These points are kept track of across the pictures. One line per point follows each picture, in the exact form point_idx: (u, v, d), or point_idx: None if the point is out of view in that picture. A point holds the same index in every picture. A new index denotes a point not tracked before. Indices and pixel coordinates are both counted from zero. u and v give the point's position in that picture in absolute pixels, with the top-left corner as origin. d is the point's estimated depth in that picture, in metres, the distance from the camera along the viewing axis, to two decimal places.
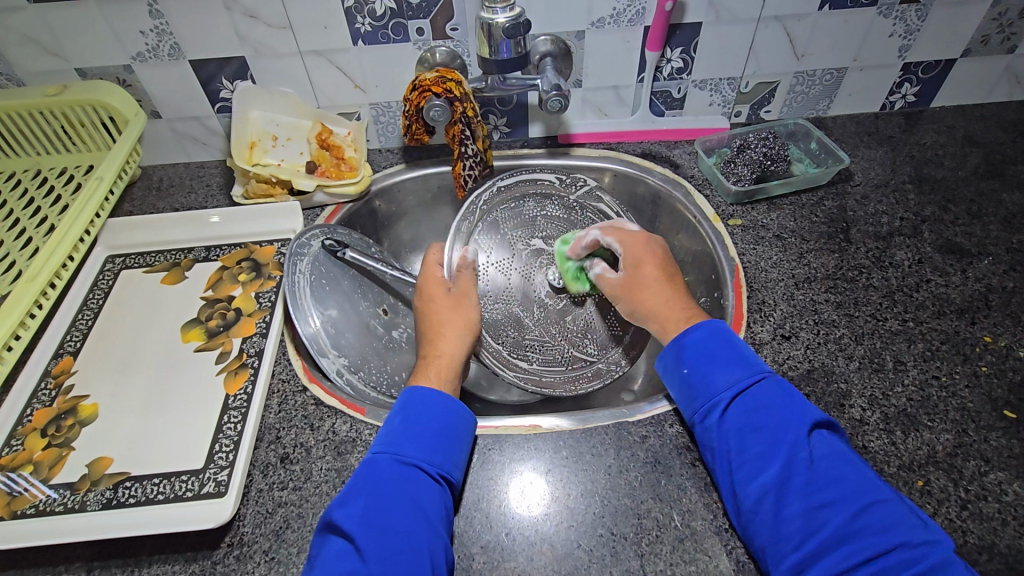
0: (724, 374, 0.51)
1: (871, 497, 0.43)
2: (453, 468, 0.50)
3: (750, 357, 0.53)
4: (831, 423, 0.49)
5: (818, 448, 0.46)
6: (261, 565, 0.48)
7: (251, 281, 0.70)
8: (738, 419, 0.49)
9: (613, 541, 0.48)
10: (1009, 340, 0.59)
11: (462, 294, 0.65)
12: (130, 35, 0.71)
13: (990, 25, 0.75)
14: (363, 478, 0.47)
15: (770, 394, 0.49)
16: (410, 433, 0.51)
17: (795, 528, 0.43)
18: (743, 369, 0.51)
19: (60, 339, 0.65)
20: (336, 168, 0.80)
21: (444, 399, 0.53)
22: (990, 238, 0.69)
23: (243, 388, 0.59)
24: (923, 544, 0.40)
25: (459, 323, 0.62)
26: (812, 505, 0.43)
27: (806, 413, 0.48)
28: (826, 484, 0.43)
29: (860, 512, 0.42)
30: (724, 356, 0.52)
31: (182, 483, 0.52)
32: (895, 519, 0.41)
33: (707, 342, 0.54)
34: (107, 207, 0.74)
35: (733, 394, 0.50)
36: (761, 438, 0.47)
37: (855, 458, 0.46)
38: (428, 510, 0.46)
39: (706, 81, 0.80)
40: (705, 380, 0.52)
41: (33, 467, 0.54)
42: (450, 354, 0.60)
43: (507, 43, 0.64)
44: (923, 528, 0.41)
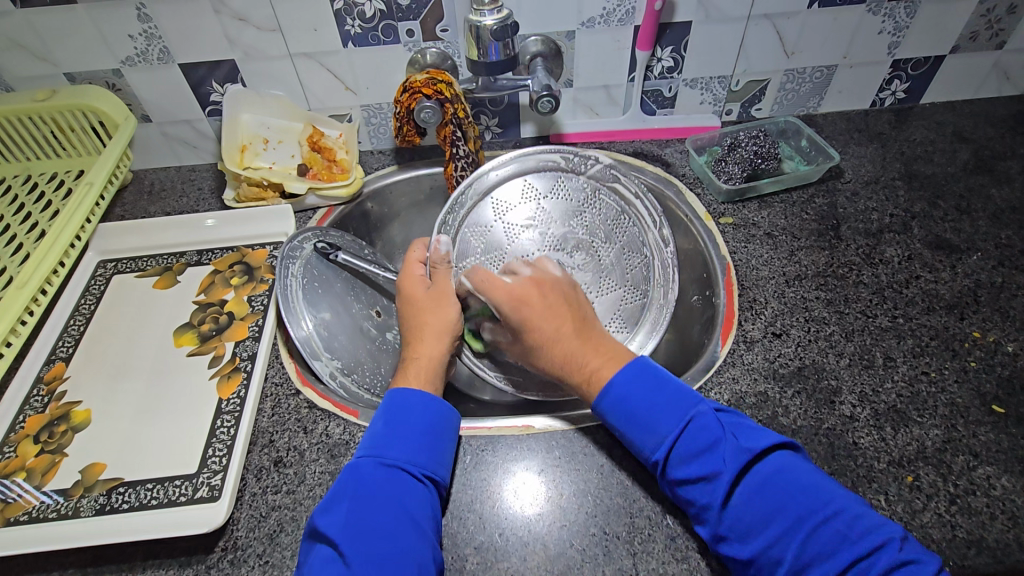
0: (652, 432, 0.48)
1: (815, 519, 0.42)
2: (438, 467, 0.51)
3: (673, 396, 0.50)
4: (771, 446, 0.46)
5: (753, 482, 0.45)
6: (255, 569, 0.48)
7: (243, 284, 0.70)
8: (679, 475, 0.47)
9: (605, 540, 0.49)
10: (997, 336, 0.59)
11: (440, 291, 0.62)
12: (118, 39, 0.71)
13: (978, 21, 0.75)
14: (347, 481, 0.47)
15: (698, 439, 0.47)
16: (394, 435, 0.50)
17: (759, 567, 0.43)
18: (667, 420, 0.48)
19: (52, 345, 0.65)
20: (328, 170, 0.80)
21: (422, 396, 0.54)
22: (979, 233, 0.69)
23: (236, 392, 0.59)
24: (874, 556, 0.40)
25: (437, 325, 0.60)
26: (768, 541, 0.42)
27: (740, 451, 0.46)
28: (771, 518, 0.43)
29: (809, 537, 0.42)
30: (644, 411, 0.49)
31: (176, 488, 0.53)
32: (841, 538, 0.41)
33: (627, 394, 0.50)
34: (98, 212, 0.74)
35: (666, 451, 0.47)
36: (701, 491, 0.45)
37: (799, 470, 0.45)
38: (413, 511, 0.46)
39: (697, 79, 0.80)
40: (637, 440, 0.49)
41: (26, 474, 0.54)
42: (427, 354, 0.59)
43: (495, 46, 0.64)
44: (868, 538, 0.41)
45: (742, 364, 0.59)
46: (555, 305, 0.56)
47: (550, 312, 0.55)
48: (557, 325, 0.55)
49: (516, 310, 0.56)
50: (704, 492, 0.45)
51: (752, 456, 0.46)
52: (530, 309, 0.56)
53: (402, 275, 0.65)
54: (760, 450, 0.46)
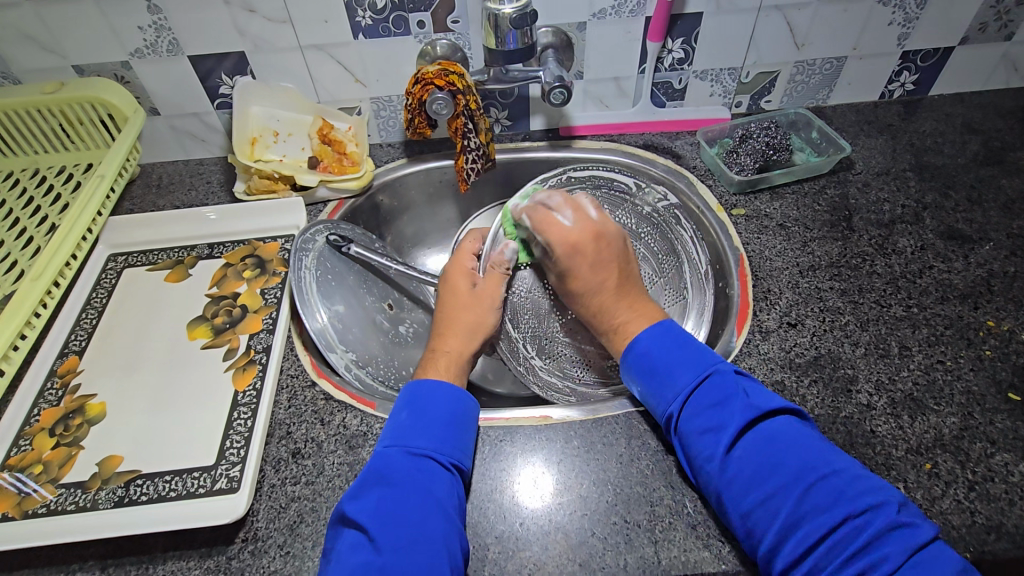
0: (670, 383, 0.52)
1: (815, 477, 0.43)
2: (463, 456, 0.51)
3: (692, 355, 0.53)
4: (779, 408, 0.48)
5: (757, 439, 0.46)
6: (276, 560, 0.48)
7: (256, 277, 0.70)
8: (691, 426, 0.49)
9: (626, 528, 0.49)
10: (1011, 324, 0.60)
11: (484, 292, 0.62)
12: (127, 31, 0.70)
13: (987, 12, 0.75)
14: (375, 468, 0.47)
15: (713, 394, 0.49)
16: (420, 425, 0.50)
17: (752, 521, 0.44)
18: (686, 374, 0.51)
19: (64, 338, 0.64)
20: (338, 163, 0.79)
21: (449, 388, 0.54)
22: (991, 224, 0.70)
23: (252, 384, 0.59)
24: (870, 517, 0.40)
25: (471, 324, 0.60)
26: (764, 495, 0.44)
27: (748, 404, 0.48)
28: (769, 474, 0.44)
29: (806, 491, 0.42)
30: (666, 365, 0.53)
31: (194, 479, 0.52)
32: (836, 496, 0.42)
33: (652, 351, 0.54)
34: (108, 205, 0.73)
35: (681, 402, 0.50)
36: (707, 442, 0.47)
37: (805, 436, 0.46)
38: (441, 498, 0.46)
39: (707, 71, 0.80)
40: (656, 392, 0.52)
41: (42, 467, 0.54)
42: (455, 350, 0.58)
43: (513, 34, 0.64)
44: (864, 499, 0.41)
45: (759, 354, 0.59)
46: (597, 266, 0.58)
47: (595, 269, 0.58)
48: (602, 279, 0.58)
49: (570, 260, 0.58)
50: (709, 443, 0.47)
51: (759, 414, 0.47)
52: (580, 265, 0.58)
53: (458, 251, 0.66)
54: (770, 411, 0.48)
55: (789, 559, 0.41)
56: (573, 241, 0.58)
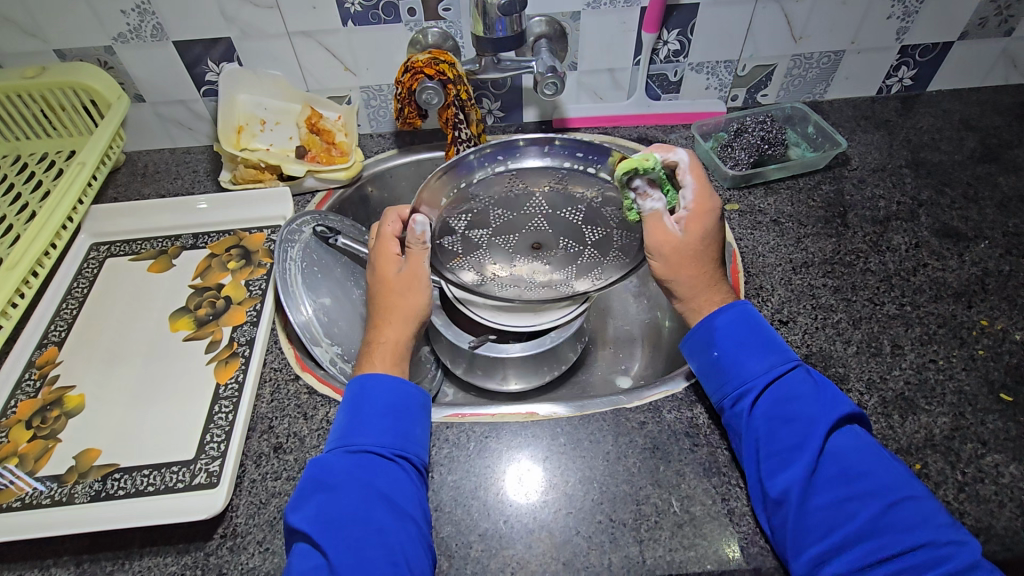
0: (755, 362, 0.51)
1: (902, 493, 0.43)
2: (406, 444, 0.49)
3: (779, 345, 0.53)
4: (861, 416, 0.49)
5: (847, 441, 0.47)
6: (255, 556, 0.47)
7: (240, 268, 0.68)
8: (772, 407, 0.49)
9: (611, 528, 0.48)
10: (1005, 324, 0.59)
11: (412, 274, 0.56)
12: (110, 15, 0.69)
13: (987, 8, 0.74)
14: (310, 475, 0.47)
15: (803, 384, 0.50)
16: (356, 422, 0.49)
17: (826, 520, 0.43)
18: (776, 357, 0.51)
19: (43, 329, 0.63)
20: (327, 152, 0.78)
21: (382, 379, 0.52)
22: (987, 222, 0.69)
23: (234, 377, 0.58)
24: (953, 547, 0.40)
25: (406, 309, 0.56)
26: (844, 497, 0.44)
27: (840, 405, 0.48)
28: (854, 478, 0.44)
29: (889, 506, 0.43)
30: (756, 344, 0.52)
31: (173, 474, 0.51)
32: (919, 516, 0.42)
33: (739, 327, 0.53)
34: (90, 193, 0.72)
35: (766, 383, 0.50)
36: (795, 430, 0.47)
37: (885, 453, 0.46)
38: (388, 493, 0.46)
39: (703, 64, 0.79)
40: (737, 364, 0.52)
41: (18, 459, 0.53)
42: (392, 339, 0.56)
43: (503, 22, 0.63)
44: (947, 526, 0.42)
45: None
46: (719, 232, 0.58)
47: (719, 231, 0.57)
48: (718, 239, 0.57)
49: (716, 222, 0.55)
50: (796, 432, 0.47)
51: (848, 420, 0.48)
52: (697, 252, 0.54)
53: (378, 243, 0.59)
54: (855, 417, 0.48)
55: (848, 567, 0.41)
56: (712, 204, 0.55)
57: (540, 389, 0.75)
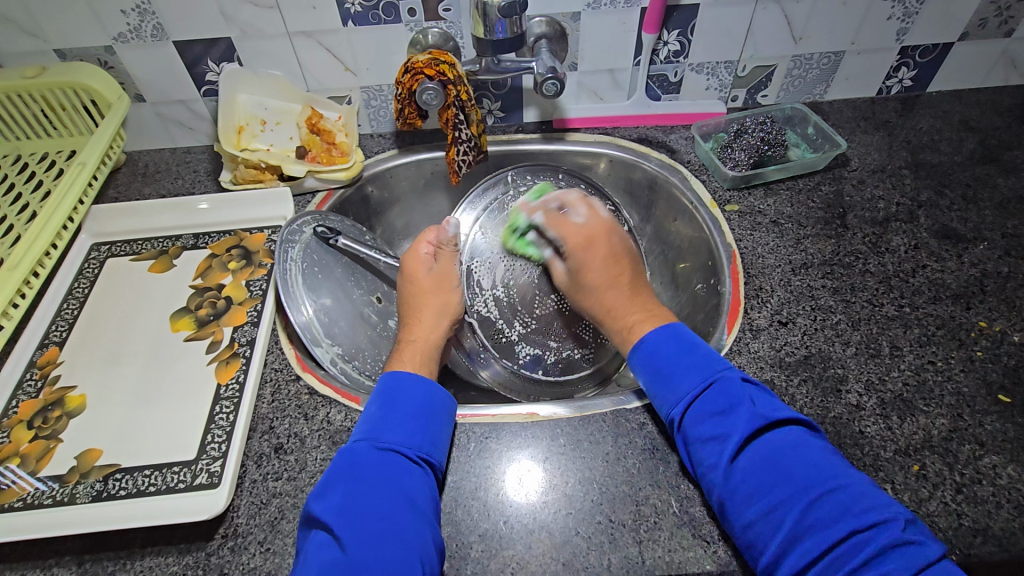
0: (673, 386, 0.51)
1: (821, 490, 0.43)
2: (435, 449, 0.50)
3: (701, 359, 0.52)
4: (788, 416, 0.48)
5: (764, 449, 0.46)
6: (256, 557, 0.47)
7: (241, 268, 0.68)
8: (694, 430, 0.49)
9: (611, 528, 0.48)
10: (1004, 326, 0.59)
11: (444, 274, 0.65)
12: (111, 15, 0.69)
13: (988, 8, 0.74)
14: (340, 465, 0.47)
15: (719, 397, 0.49)
16: (387, 419, 0.51)
17: (756, 532, 0.43)
18: (693, 377, 0.51)
19: (44, 329, 0.63)
20: (327, 153, 0.78)
21: (419, 381, 0.54)
22: (986, 223, 0.69)
23: (235, 377, 0.58)
24: (877, 531, 0.40)
25: (439, 307, 0.64)
26: (766, 507, 0.43)
27: (752, 413, 0.47)
28: (774, 487, 0.44)
29: (809, 506, 0.42)
30: (673, 367, 0.52)
31: (174, 474, 0.52)
32: (842, 510, 0.42)
33: (659, 350, 0.53)
34: (91, 193, 0.72)
35: (683, 407, 0.50)
36: (711, 449, 0.47)
37: (810, 448, 0.45)
38: (410, 493, 0.46)
39: (703, 64, 0.79)
40: (660, 392, 0.52)
41: (20, 459, 0.53)
42: (426, 336, 0.62)
43: (503, 23, 0.63)
44: (870, 514, 0.41)
45: (749, 352, 0.58)
46: (610, 260, 0.61)
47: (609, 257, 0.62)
48: (615, 273, 0.61)
49: (584, 253, 0.62)
50: (713, 454, 0.47)
51: (764, 423, 0.47)
52: (587, 257, 0.62)
53: (408, 253, 0.66)
54: (773, 420, 0.47)
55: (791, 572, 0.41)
56: (586, 233, 0.63)
57: None
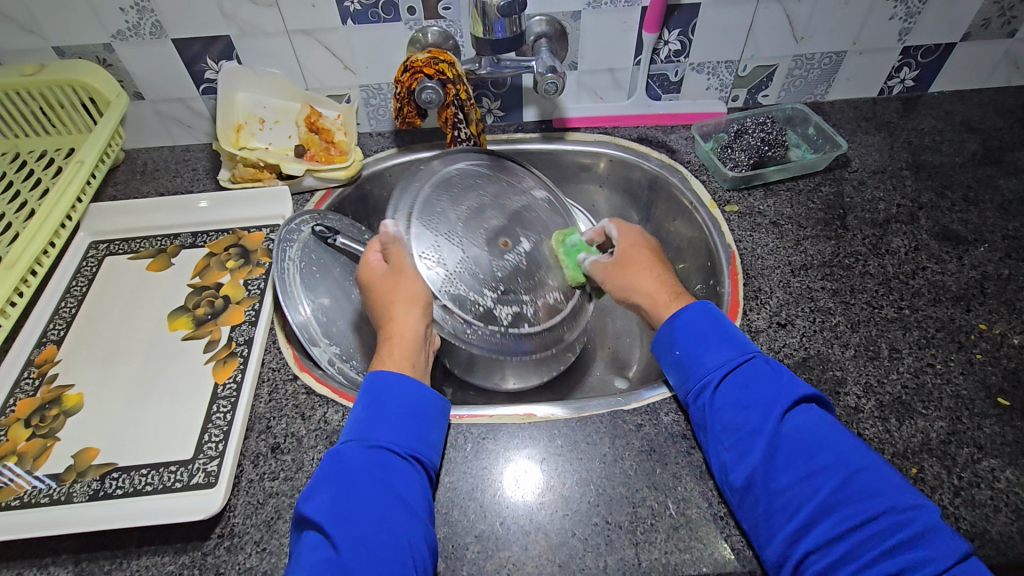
0: (710, 355, 0.52)
1: (855, 466, 0.44)
2: (424, 447, 0.50)
3: (737, 336, 0.53)
4: (819, 397, 0.50)
5: (802, 418, 0.47)
6: (252, 556, 0.47)
7: (239, 267, 0.68)
8: (729, 397, 0.49)
9: (607, 530, 0.48)
10: (1003, 328, 0.59)
11: (397, 270, 0.56)
12: (109, 12, 0.68)
13: (991, 9, 0.74)
14: (329, 467, 0.47)
15: (760, 372, 0.50)
16: (376, 418, 0.50)
17: (786, 500, 0.44)
18: (733, 348, 0.52)
19: (43, 327, 0.63)
20: (326, 151, 0.78)
21: (407, 378, 0.52)
22: (987, 225, 0.69)
23: (233, 376, 0.58)
24: (909, 513, 0.41)
25: (412, 303, 0.55)
26: (803, 476, 0.44)
27: (794, 386, 0.49)
28: (810, 456, 0.45)
29: (846, 480, 0.43)
30: (714, 337, 0.53)
31: (171, 473, 0.52)
32: (877, 486, 0.43)
33: (697, 322, 0.54)
34: (88, 192, 0.72)
35: (724, 373, 0.51)
36: (748, 418, 0.48)
37: (841, 429, 0.47)
38: (403, 495, 0.46)
39: (704, 64, 0.79)
40: (695, 359, 0.52)
41: (17, 458, 0.53)
42: (404, 334, 0.54)
43: (502, 22, 0.63)
44: (902, 497, 0.42)
45: None
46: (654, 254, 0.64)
47: (652, 257, 0.64)
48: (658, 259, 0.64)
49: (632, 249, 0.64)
50: (752, 419, 0.47)
51: (803, 397, 0.48)
52: (636, 253, 0.63)
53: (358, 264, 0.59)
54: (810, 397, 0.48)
55: (819, 542, 0.42)
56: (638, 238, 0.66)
57: (539, 389, 0.75)
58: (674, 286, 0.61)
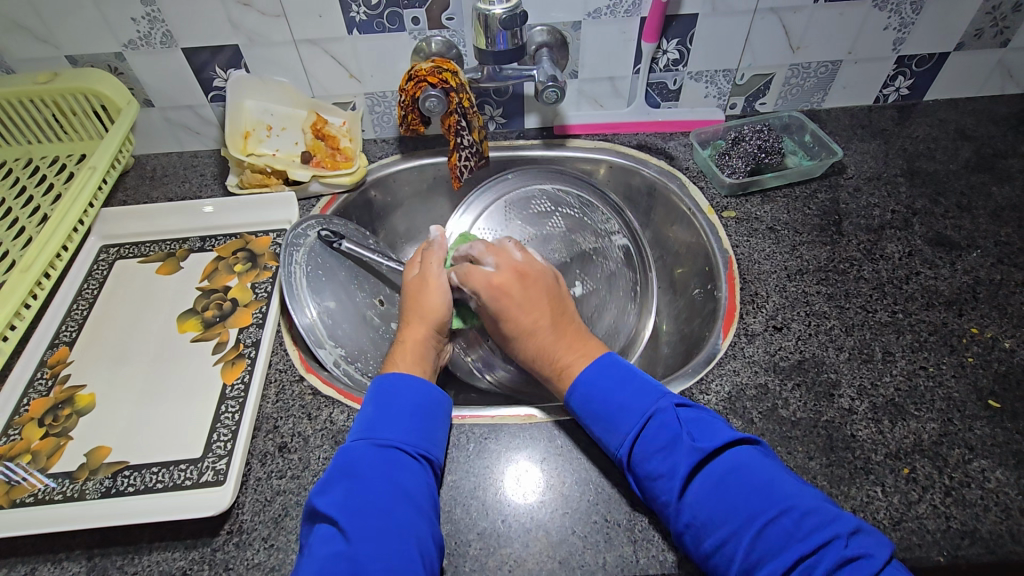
0: (614, 430, 0.50)
1: (765, 519, 0.42)
2: (431, 445, 0.52)
3: (636, 396, 0.51)
4: (735, 441, 0.47)
5: (706, 481, 0.45)
6: (261, 552, 0.49)
7: (246, 271, 0.70)
8: (642, 467, 0.48)
9: (606, 527, 0.49)
10: (995, 332, 0.60)
11: (427, 278, 0.63)
12: (121, 23, 0.70)
13: (983, 19, 0.75)
14: (339, 464, 0.48)
15: (659, 434, 0.48)
16: (384, 417, 0.52)
17: (715, 564, 0.42)
18: (628, 418, 0.50)
19: (55, 329, 0.65)
20: (332, 158, 0.79)
21: (414, 379, 0.55)
22: (979, 231, 0.70)
23: (241, 377, 0.60)
24: (821, 555, 0.39)
25: (426, 310, 0.61)
26: (718, 540, 0.42)
27: (693, 447, 0.46)
28: (726, 518, 0.43)
29: (760, 534, 0.41)
30: (611, 404, 0.51)
31: (181, 472, 0.53)
32: (789, 536, 0.41)
33: (596, 388, 0.52)
34: (100, 197, 0.74)
35: (629, 446, 0.49)
36: (660, 488, 0.46)
37: (758, 469, 0.44)
38: (410, 489, 0.47)
39: (702, 72, 0.80)
40: (604, 432, 0.51)
41: (31, 456, 0.54)
42: (415, 339, 0.59)
43: (504, 34, 0.64)
44: (816, 536, 0.40)
45: (744, 357, 0.60)
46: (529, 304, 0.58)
47: (551, 308, 0.59)
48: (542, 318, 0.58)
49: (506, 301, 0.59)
50: (663, 490, 0.46)
51: (705, 455, 0.46)
52: (515, 299, 0.59)
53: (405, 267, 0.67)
54: (715, 451, 0.46)
55: None
56: (518, 276, 0.60)
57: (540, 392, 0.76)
58: (572, 340, 0.58)
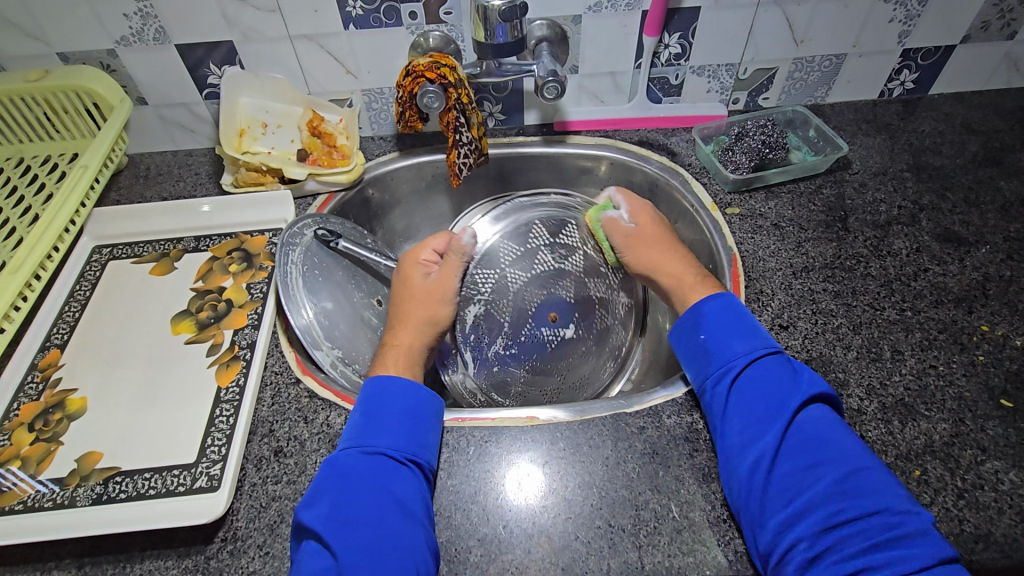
0: (738, 341, 0.54)
1: (861, 466, 0.46)
2: (422, 450, 0.50)
3: (761, 330, 0.55)
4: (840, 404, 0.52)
5: (818, 416, 0.49)
6: (256, 560, 0.47)
7: (241, 272, 0.69)
8: (749, 382, 0.51)
9: (610, 533, 0.48)
10: (1006, 330, 0.59)
11: (438, 287, 0.62)
12: (113, 18, 0.69)
13: (990, 11, 0.74)
14: (328, 474, 0.47)
15: (781, 366, 0.52)
16: (373, 423, 0.51)
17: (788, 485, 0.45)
18: (759, 341, 0.54)
19: (46, 331, 0.64)
20: (328, 156, 0.78)
21: (401, 380, 0.54)
22: (988, 226, 0.69)
23: (236, 380, 0.58)
24: (904, 516, 0.42)
25: (423, 319, 0.61)
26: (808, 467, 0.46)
27: (815, 385, 0.50)
28: (821, 450, 0.47)
29: (847, 475, 0.45)
30: (736, 327, 0.55)
31: (174, 477, 0.52)
32: (879, 486, 0.44)
33: (723, 313, 0.56)
34: (92, 197, 0.72)
35: (747, 360, 0.53)
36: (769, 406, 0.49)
37: (852, 434, 0.49)
38: (400, 497, 0.46)
39: (704, 67, 0.79)
40: (721, 344, 0.54)
41: (21, 462, 0.53)
42: (405, 344, 0.60)
43: (503, 27, 0.63)
44: (904, 499, 0.44)
45: None
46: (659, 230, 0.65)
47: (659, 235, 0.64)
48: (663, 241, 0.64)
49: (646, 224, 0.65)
50: (772, 408, 0.49)
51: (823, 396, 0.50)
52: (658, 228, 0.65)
53: (408, 254, 0.64)
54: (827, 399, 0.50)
55: (810, 529, 0.43)
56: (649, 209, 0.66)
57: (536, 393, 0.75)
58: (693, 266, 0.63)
